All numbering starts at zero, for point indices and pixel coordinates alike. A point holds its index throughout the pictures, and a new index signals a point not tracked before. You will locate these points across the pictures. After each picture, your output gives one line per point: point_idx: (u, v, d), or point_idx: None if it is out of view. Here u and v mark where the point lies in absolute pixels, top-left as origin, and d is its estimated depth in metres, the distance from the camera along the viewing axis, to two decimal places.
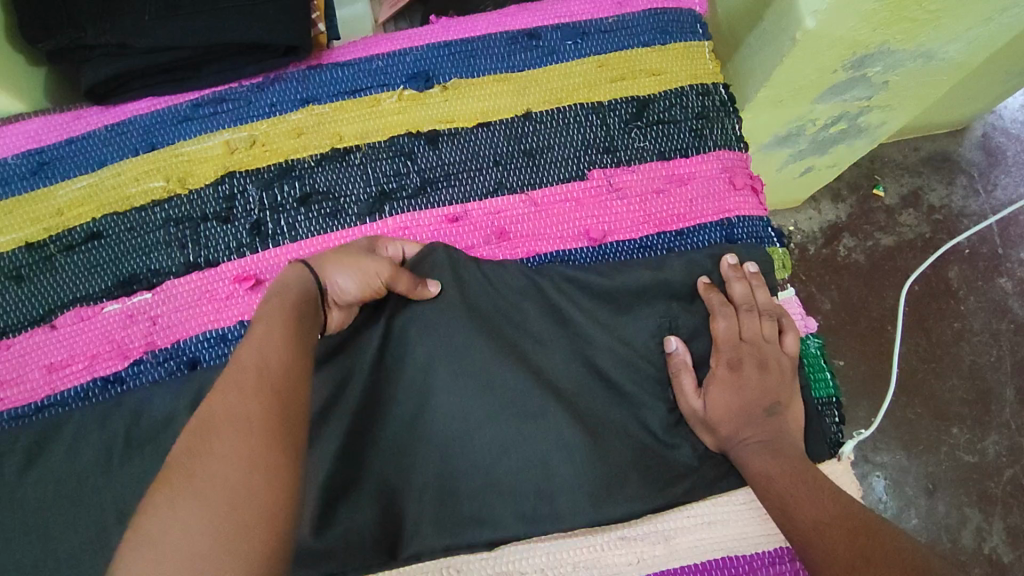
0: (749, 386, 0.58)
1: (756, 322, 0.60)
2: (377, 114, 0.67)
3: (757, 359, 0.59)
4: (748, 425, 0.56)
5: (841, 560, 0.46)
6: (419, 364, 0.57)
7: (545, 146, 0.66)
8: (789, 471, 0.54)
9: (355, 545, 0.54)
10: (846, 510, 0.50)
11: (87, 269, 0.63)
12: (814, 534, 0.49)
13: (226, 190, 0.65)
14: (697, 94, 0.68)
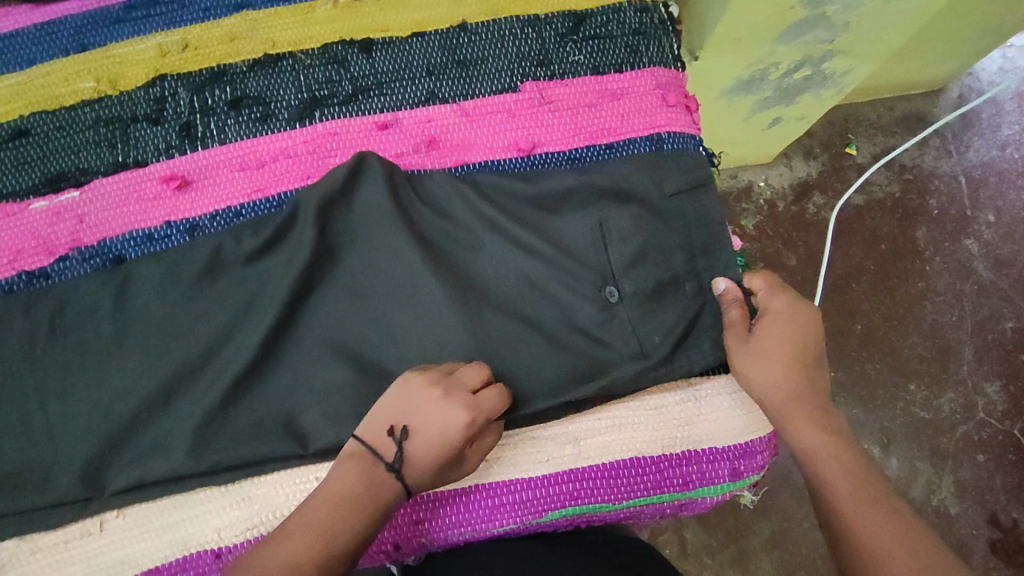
0: (772, 347, 0.58)
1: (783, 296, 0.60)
2: (311, 21, 0.66)
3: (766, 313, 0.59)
4: (769, 361, 0.57)
5: (854, 496, 0.52)
6: (345, 272, 0.60)
7: (479, 58, 0.66)
8: (835, 449, 0.55)
9: (271, 429, 0.57)
10: (853, 458, 0.54)
11: (16, 167, 0.63)
12: (845, 500, 0.52)
13: (157, 92, 0.64)
14: (635, 10, 0.67)
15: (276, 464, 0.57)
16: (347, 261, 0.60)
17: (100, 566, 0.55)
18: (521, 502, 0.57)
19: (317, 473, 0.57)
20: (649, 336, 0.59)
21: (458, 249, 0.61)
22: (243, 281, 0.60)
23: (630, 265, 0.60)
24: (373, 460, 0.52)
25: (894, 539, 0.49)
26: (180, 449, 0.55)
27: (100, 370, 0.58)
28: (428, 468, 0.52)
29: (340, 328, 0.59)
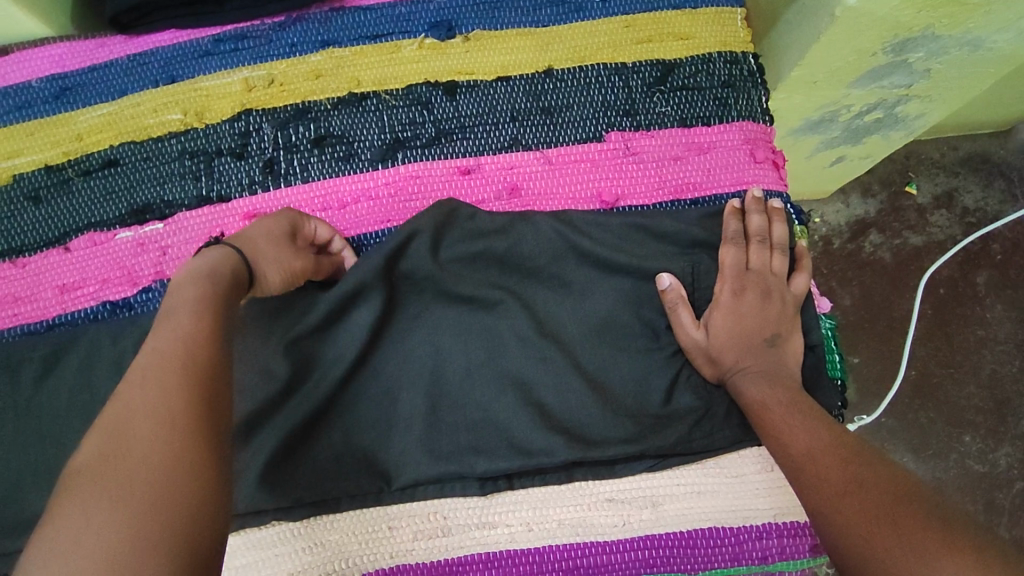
0: (747, 310, 0.57)
1: (766, 254, 0.59)
2: (396, 61, 0.66)
3: (761, 287, 0.57)
4: (741, 343, 0.55)
5: (799, 453, 0.48)
6: (411, 313, 0.58)
7: (564, 105, 0.65)
8: (785, 400, 0.52)
9: (332, 472, 0.54)
10: (839, 437, 0.48)
11: (104, 196, 0.64)
12: (793, 451, 0.49)
13: (242, 126, 0.65)
14: (725, 61, 0.66)
15: (353, 507, 0.54)
16: (414, 301, 0.58)
17: None
18: (595, 567, 0.55)
19: (389, 523, 0.54)
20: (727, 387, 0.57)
21: (535, 295, 0.59)
22: (308, 312, 0.57)
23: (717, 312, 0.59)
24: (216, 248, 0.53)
25: (850, 502, 0.43)
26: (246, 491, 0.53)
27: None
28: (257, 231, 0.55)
29: (410, 372, 0.56)
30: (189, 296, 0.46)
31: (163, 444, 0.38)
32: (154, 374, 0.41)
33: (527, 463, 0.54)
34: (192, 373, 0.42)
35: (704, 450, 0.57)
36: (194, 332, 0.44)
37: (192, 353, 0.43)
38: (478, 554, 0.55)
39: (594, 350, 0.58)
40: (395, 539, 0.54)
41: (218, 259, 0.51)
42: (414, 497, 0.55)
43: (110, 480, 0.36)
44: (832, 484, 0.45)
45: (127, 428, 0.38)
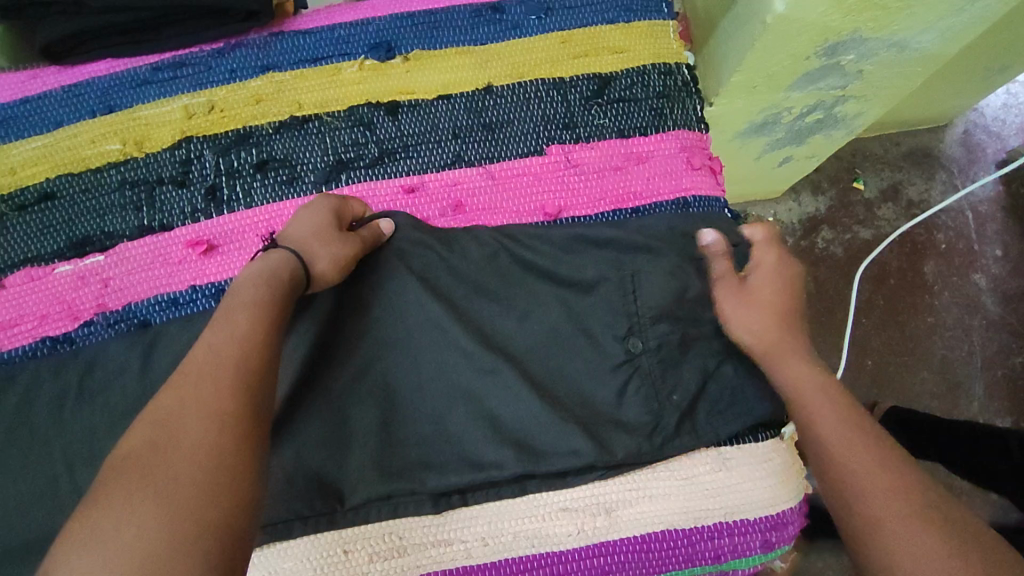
0: (778, 286, 0.58)
1: (780, 245, 0.61)
2: (338, 83, 0.67)
3: (783, 268, 0.59)
4: (772, 313, 0.57)
5: (839, 446, 0.48)
6: (361, 332, 0.58)
7: (505, 121, 0.66)
8: (819, 380, 0.53)
9: (285, 495, 0.54)
10: (863, 430, 0.49)
11: (40, 230, 0.62)
12: (827, 439, 0.49)
13: (183, 154, 0.64)
14: (659, 73, 0.68)
15: (307, 532, 0.54)
16: (363, 320, 0.58)
17: None
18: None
19: (344, 546, 0.54)
20: (674, 387, 0.58)
21: (484, 308, 0.60)
22: None
23: (658, 318, 0.59)
24: (271, 253, 0.53)
25: (912, 515, 0.44)
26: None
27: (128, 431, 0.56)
28: (310, 234, 0.55)
29: (362, 392, 0.56)
30: (248, 296, 0.48)
31: (202, 439, 0.40)
32: (200, 372, 0.43)
33: (481, 474, 0.55)
34: (237, 376, 0.43)
35: (655, 456, 0.57)
36: (242, 332, 0.46)
37: (231, 355, 0.44)
38: (436, 571, 0.55)
39: (542, 359, 0.59)
40: (350, 563, 0.54)
41: (282, 271, 0.51)
42: (370, 517, 0.55)
43: (148, 472, 0.38)
44: (877, 492, 0.45)
45: (170, 422, 0.40)
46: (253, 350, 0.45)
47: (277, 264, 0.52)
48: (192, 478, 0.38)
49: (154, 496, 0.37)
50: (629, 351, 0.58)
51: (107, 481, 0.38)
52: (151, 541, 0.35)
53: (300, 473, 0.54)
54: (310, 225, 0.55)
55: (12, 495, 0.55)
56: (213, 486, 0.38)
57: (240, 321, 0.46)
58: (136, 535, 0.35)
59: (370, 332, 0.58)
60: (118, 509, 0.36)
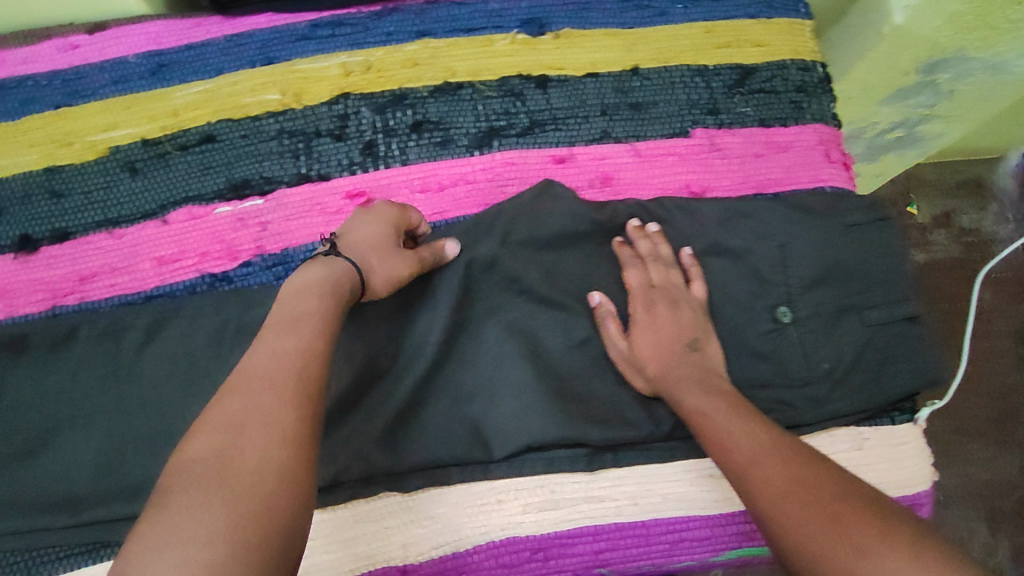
0: (661, 324, 0.59)
1: (665, 272, 0.61)
2: (490, 53, 0.69)
3: (666, 298, 0.60)
4: (666, 358, 0.58)
5: (762, 454, 0.50)
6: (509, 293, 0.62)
7: (651, 102, 0.68)
8: (721, 406, 0.54)
9: (443, 439, 0.58)
10: (781, 440, 0.51)
11: (202, 171, 0.65)
12: (733, 453, 0.51)
13: (340, 109, 0.66)
14: (798, 68, 0.70)
15: (463, 479, 0.58)
16: (514, 283, 0.62)
17: None
18: (701, 540, 0.58)
19: (497, 496, 0.57)
20: (818, 362, 0.58)
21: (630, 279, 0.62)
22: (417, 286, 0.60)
23: (811, 286, 0.59)
24: (328, 259, 0.55)
25: (797, 501, 0.46)
26: (364, 446, 0.57)
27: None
28: (370, 241, 0.57)
29: (512, 350, 0.59)
30: (293, 312, 0.50)
31: (264, 448, 0.41)
32: (262, 385, 0.45)
33: (625, 429, 0.59)
34: (297, 386, 0.45)
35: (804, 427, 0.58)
36: (304, 346, 0.48)
37: (295, 368, 0.46)
38: (586, 526, 0.58)
39: None
40: (504, 512, 0.57)
41: (334, 282, 0.53)
42: (524, 470, 0.58)
43: (216, 480, 0.40)
44: (775, 484, 0.47)
45: (231, 431, 0.42)
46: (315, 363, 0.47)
47: (332, 274, 0.53)
48: (258, 484, 0.40)
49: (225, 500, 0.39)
50: (779, 320, 0.59)
51: (173, 483, 0.40)
52: (222, 538, 0.37)
53: (458, 421, 0.58)
54: (373, 234, 0.57)
55: (177, 422, 0.57)
56: (270, 494, 0.40)
57: (301, 340, 0.48)
58: (210, 532, 0.37)
59: (519, 295, 0.61)
60: (184, 511, 0.38)
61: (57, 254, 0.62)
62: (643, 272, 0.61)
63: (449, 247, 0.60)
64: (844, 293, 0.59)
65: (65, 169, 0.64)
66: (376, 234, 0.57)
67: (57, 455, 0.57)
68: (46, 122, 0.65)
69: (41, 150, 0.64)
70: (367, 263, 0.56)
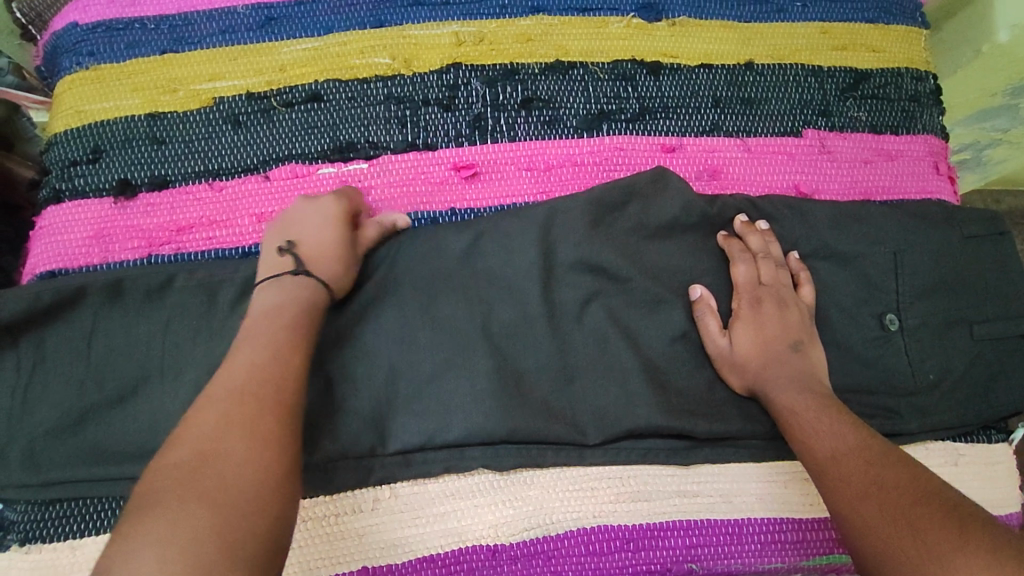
0: (766, 323, 0.56)
1: (776, 270, 0.58)
2: (604, 35, 0.68)
3: (776, 298, 0.56)
4: (769, 356, 0.55)
5: (844, 452, 0.47)
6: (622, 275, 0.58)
7: (763, 98, 0.67)
8: (814, 403, 0.52)
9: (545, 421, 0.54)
10: (866, 440, 0.48)
11: (306, 130, 0.63)
12: (816, 450, 0.49)
13: (451, 79, 0.65)
14: (912, 77, 0.69)
15: (558, 465, 0.55)
16: (626, 266, 0.58)
17: (368, 546, 0.53)
18: (793, 543, 0.56)
19: (590, 482, 0.56)
20: (925, 372, 0.57)
21: None
22: (525, 262, 0.57)
23: (922, 295, 0.59)
24: (279, 278, 0.51)
25: (874, 504, 0.43)
26: (463, 421, 0.53)
27: (393, 332, 0.55)
28: (323, 242, 0.53)
29: (619, 336, 0.57)
30: (257, 330, 0.48)
31: (238, 453, 0.41)
32: (230, 391, 0.44)
33: (730, 427, 0.56)
34: (263, 389, 0.44)
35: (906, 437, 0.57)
36: (274, 348, 0.47)
37: (265, 373, 0.45)
38: (678, 520, 0.56)
39: None
40: (597, 499, 0.55)
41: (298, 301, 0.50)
42: (619, 460, 0.56)
43: (186, 486, 0.39)
44: (853, 484, 0.45)
45: (205, 439, 0.41)
46: (284, 367, 0.46)
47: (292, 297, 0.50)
48: (234, 486, 0.40)
49: (197, 509, 0.38)
50: (886, 327, 0.58)
51: (143, 495, 0.39)
52: (194, 543, 0.37)
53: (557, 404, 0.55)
54: (324, 234, 0.54)
55: None
56: (245, 496, 0.39)
57: (267, 345, 0.47)
58: (175, 543, 0.37)
59: (631, 278, 0.58)
60: (148, 520, 0.37)
61: (155, 201, 0.60)
62: (751, 267, 0.58)
63: (399, 221, 0.59)
64: (954, 305, 0.59)
65: (168, 116, 0.62)
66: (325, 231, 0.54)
67: (144, 404, 0.55)
68: (151, 67, 0.64)
69: (145, 95, 0.63)
70: (327, 267, 0.53)
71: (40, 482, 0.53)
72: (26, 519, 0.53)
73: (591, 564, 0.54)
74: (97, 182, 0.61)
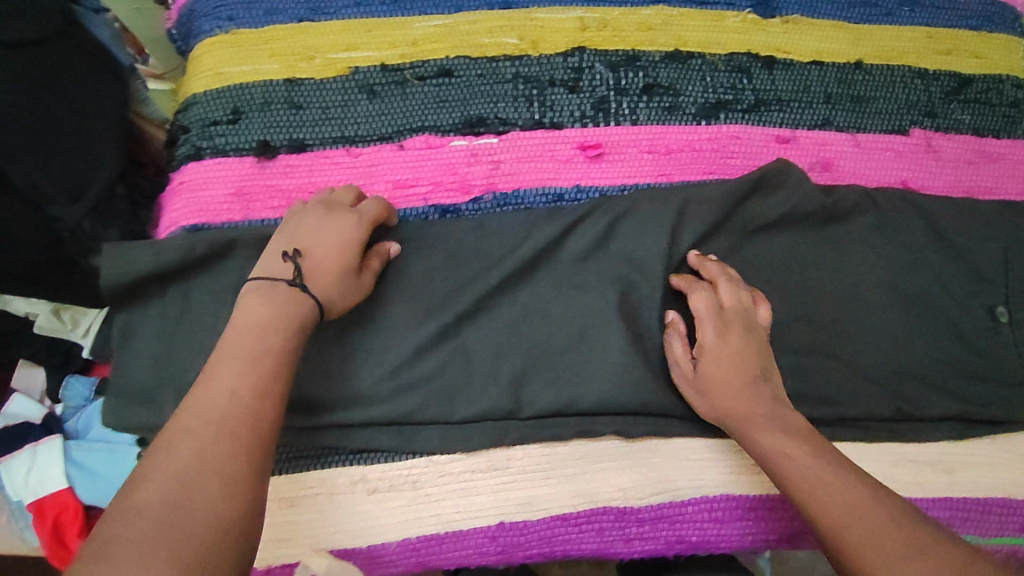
0: (721, 355, 0.55)
1: (735, 292, 0.58)
2: (721, 28, 0.70)
3: (739, 325, 0.56)
4: (723, 389, 0.54)
5: (846, 484, 0.48)
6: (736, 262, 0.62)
7: (871, 96, 0.70)
8: (808, 447, 0.50)
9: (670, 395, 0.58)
10: (865, 483, 0.48)
11: (437, 103, 0.65)
12: (801, 480, 0.49)
13: (576, 62, 0.67)
14: (1013, 85, 0.72)
15: (682, 435, 0.59)
16: (739, 255, 0.63)
17: (504, 503, 0.57)
18: None
19: (710, 454, 0.59)
20: None
21: (849, 263, 0.63)
22: (652, 243, 0.60)
23: None
24: (272, 283, 0.52)
25: (899, 547, 0.43)
26: (598, 389, 0.57)
27: (532, 303, 0.60)
28: (331, 250, 0.54)
29: None
30: (241, 348, 0.48)
31: (205, 488, 0.41)
32: (207, 419, 0.44)
33: (839, 407, 0.60)
34: (247, 423, 0.45)
35: (1007, 422, 0.62)
36: (264, 384, 0.47)
37: (250, 405, 0.45)
38: None
39: (900, 319, 0.62)
40: (717, 470, 0.58)
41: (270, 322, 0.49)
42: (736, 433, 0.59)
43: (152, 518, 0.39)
44: (854, 514, 0.46)
45: (180, 469, 0.42)
46: (272, 408, 0.46)
47: (268, 316, 0.50)
48: (199, 527, 0.39)
49: (155, 545, 0.38)
50: (996, 319, 0.63)
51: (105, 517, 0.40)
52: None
53: None
54: (331, 242, 0.54)
55: (408, 341, 0.57)
56: (214, 541, 0.39)
57: (250, 373, 0.47)
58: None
59: (746, 264, 0.62)
60: (116, 545, 0.38)
61: (295, 163, 0.62)
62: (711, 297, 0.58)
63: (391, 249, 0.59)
64: None
65: (305, 82, 0.64)
66: (333, 236, 0.55)
67: None
68: (289, 34, 0.65)
69: (282, 60, 0.65)
70: (326, 281, 0.53)
71: None
72: None
73: (712, 529, 0.58)
74: (238, 142, 0.62)
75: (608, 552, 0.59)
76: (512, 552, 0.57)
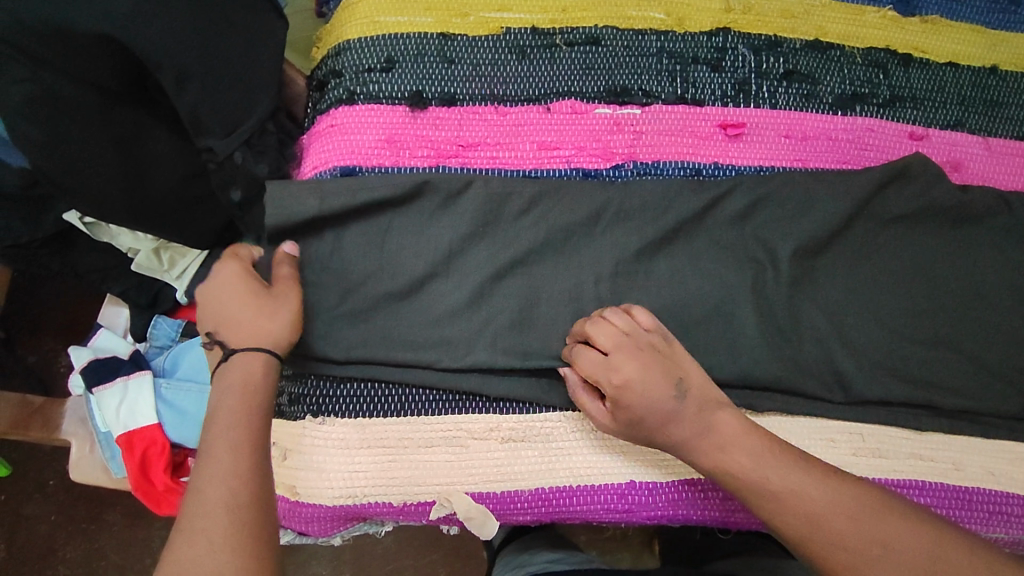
0: (641, 395, 0.52)
1: (610, 326, 0.54)
2: (861, 23, 0.71)
3: (616, 371, 0.52)
4: (656, 422, 0.53)
5: (806, 489, 0.49)
6: (870, 251, 0.63)
7: (1005, 102, 0.70)
8: (754, 457, 0.51)
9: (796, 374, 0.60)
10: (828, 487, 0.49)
11: (584, 70, 0.66)
12: (762, 493, 0.49)
13: (720, 42, 0.68)
14: None
15: (806, 414, 0.60)
16: (874, 244, 0.63)
17: (633, 462, 0.58)
18: (1019, 517, 0.61)
19: (831, 434, 0.60)
20: None
21: (981, 262, 0.63)
22: (789, 225, 0.62)
23: None
24: (227, 362, 0.52)
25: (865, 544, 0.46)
26: (729, 359, 0.59)
27: (669, 273, 0.60)
28: (226, 312, 0.53)
29: (865, 308, 0.62)
30: (227, 322, 0.53)
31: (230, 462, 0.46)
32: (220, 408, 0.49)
33: (963, 402, 0.61)
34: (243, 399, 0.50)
35: None
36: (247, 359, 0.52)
37: (245, 383, 0.51)
38: (911, 479, 0.60)
39: None
40: (836, 450, 0.60)
41: (255, 364, 0.52)
42: (857, 416, 0.61)
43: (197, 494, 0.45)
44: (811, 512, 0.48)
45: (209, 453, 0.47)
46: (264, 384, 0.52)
47: (246, 364, 0.52)
48: (233, 496, 0.45)
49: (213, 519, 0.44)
50: None
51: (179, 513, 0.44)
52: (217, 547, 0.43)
53: (809, 359, 0.60)
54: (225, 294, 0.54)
55: (548, 297, 0.59)
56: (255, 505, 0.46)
57: (242, 352, 0.52)
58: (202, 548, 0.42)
59: (880, 254, 0.63)
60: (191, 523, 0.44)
61: (444, 116, 0.64)
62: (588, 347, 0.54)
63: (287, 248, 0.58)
64: None
65: (459, 38, 0.66)
66: (211, 314, 0.54)
67: (422, 303, 0.58)
68: None
69: (437, 15, 0.66)
70: (240, 326, 0.53)
71: (336, 361, 0.57)
72: (315, 393, 0.58)
73: None
74: (390, 90, 0.63)
75: (727, 521, 0.59)
76: (637, 511, 0.58)
